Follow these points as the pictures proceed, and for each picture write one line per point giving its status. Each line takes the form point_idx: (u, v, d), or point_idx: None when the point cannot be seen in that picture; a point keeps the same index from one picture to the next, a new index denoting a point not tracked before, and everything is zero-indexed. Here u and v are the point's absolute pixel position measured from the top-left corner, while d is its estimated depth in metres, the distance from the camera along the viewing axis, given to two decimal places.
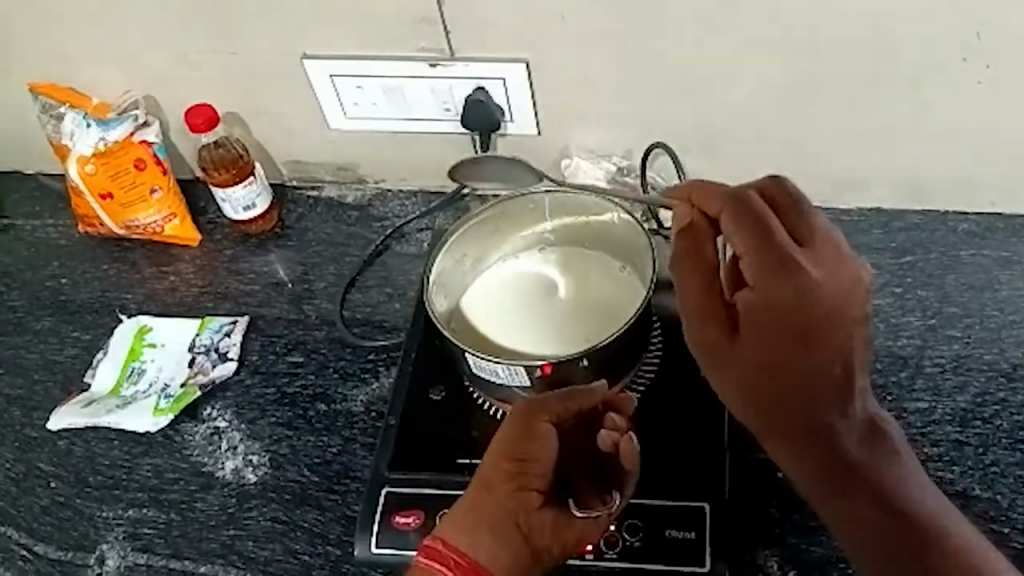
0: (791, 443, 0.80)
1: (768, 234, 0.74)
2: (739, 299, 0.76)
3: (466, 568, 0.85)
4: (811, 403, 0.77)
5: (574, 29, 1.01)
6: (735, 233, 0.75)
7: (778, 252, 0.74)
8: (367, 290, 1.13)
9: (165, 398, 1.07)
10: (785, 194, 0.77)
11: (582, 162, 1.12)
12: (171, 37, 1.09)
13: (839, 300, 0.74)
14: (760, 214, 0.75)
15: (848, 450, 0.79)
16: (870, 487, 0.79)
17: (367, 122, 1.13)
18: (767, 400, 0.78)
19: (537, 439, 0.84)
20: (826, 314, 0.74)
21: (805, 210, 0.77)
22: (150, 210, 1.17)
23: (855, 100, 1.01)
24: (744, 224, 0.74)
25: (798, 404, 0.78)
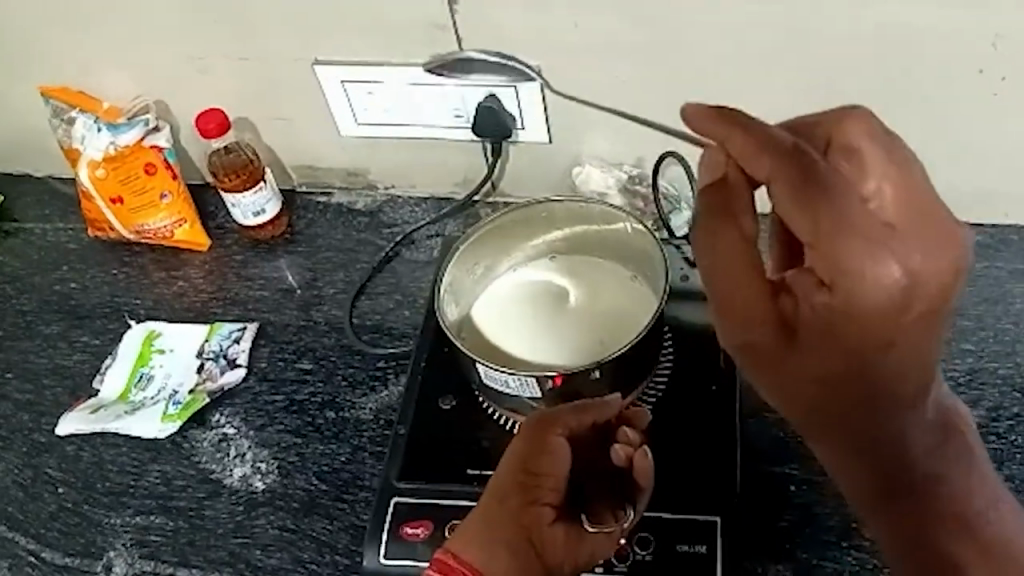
0: (850, 443, 0.75)
1: (842, 215, 0.65)
2: (804, 288, 0.68)
3: None
4: (884, 407, 0.72)
5: (587, 37, 1.00)
6: (796, 210, 0.66)
7: (852, 237, 0.65)
8: (376, 297, 1.13)
9: (173, 404, 1.07)
10: (866, 156, 0.67)
11: (594, 170, 1.11)
12: (183, 41, 1.09)
13: (930, 296, 0.66)
14: (830, 190, 0.65)
15: (913, 451, 0.74)
16: (933, 492, 0.75)
17: (377, 129, 1.12)
18: (829, 404, 0.73)
19: (549, 454, 0.84)
20: (908, 312, 0.67)
21: (887, 180, 0.66)
22: (160, 215, 1.17)
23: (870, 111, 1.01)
24: (810, 200, 0.65)
25: (869, 408, 0.72)
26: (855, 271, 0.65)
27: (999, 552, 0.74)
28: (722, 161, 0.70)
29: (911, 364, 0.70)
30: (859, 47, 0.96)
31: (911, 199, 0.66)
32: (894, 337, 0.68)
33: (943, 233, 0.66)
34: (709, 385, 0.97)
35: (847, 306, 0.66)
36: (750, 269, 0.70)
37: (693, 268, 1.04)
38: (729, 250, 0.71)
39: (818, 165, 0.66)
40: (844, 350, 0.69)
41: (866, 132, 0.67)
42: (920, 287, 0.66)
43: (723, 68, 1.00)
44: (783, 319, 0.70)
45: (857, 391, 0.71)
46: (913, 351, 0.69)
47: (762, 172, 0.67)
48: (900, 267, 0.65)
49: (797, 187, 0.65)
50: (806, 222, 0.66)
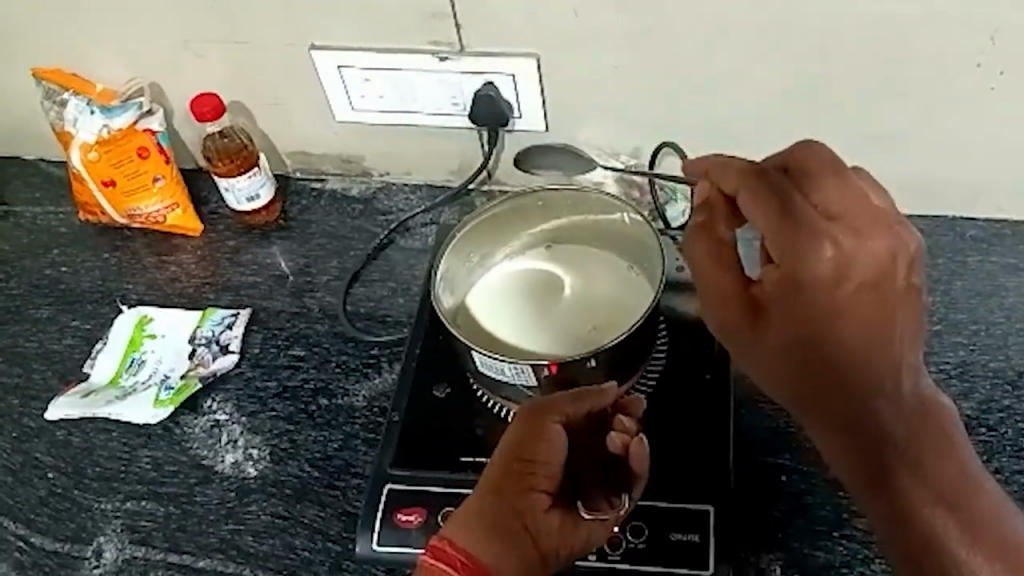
0: (832, 422, 0.76)
1: (791, 211, 0.74)
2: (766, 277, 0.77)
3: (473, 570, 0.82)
4: (855, 378, 0.75)
5: (585, 25, 1.00)
6: (754, 208, 0.74)
7: (799, 227, 0.73)
8: (370, 284, 1.12)
9: (166, 390, 1.06)
10: (815, 165, 0.75)
11: (591, 159, 1.11)
12: (177, 25, 1.07)
13: (873, 276, 0.74)
14: (781, 192, 0.74)
15: (891, 431, 0.74)
16: (918, 468, 0.73)
17: (373, 115, 1.12)
18: (807, 381, 0.77)
19: (546, 440, 0.84)
20: (854, 288, 0.74)
21: (832, 183, 0.74)
22: (152, 199, 1.16)
23: (865, 104, 1.01)
24: (764, 199, 0.74)
25: (840, 378, 0.75)
26: (798, 254, 0.74)
27: (981, 527, 0.70)
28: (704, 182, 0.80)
29: (869, 336, 0.74)
30: (857, 40, 0.96)
31: (854, 196, 0.74)
32: (843, 310, 0.74)
33: (887, 227, 0.74)
34: (704, 374, 0.97)
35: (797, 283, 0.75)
36: (725, 270, 0.80)
37: None
38: (707, 256, 0.81)
39: (772, 176, 0.75)
40: (803, 323, 0.76)
41: (820, 151, 0.76)
42: (864, 269, 0.74)
43: (720, 59, 1.00)
44: (755, 305, 0.79)
45: (822, 364, 0.76)
46: (869, 323, 0.74)
47: (728, 183, 0.77)
48: (839, 249, 0.73)
49: (754, 190, 0.74)
50: (759, 216, 0.74)
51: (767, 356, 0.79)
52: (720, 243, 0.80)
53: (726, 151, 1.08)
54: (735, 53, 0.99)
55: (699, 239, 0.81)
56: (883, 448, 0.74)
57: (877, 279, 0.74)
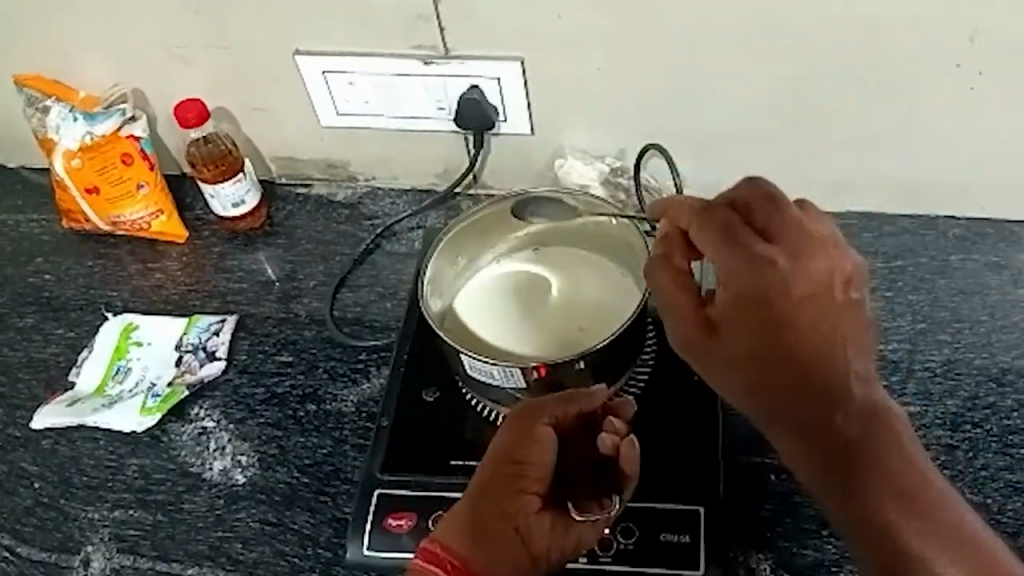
0: (790, 429, 0.78)
1: (733, 233, 0.76)
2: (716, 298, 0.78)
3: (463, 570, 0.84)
4: (806, 386, 0.76)
5: (570, 28, 1.00)
6: (700, 235, 0.78)
7: (743, 247, 0.75)
8: (358, 289, 1.12)
9: (153, 397, 1.05)
10: (759, 191, 0.77)
11: (576, 162, 1.11)
12: (161, 31, 1.07)
13: (814, 288, 0.75)
14: (726, 220, 0.77)
15: (847, 436, 0.75)
16: (876, 471, 0.74)
17: (358, 119, 1.11)
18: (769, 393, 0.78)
19: (537, 443, 0.84)
20: (796, 302, 0.75)
21: (774, 207, 0.77)
22: (137, 206, 1.15)
23: (850, 104, 1.01)
24: (709, 225, 0.77)
25: (794, 387, 0.76)
26: (744, 272, 0.75)
27: (936, 522, 0.72)
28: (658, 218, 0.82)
29: (815, 345, 0.76)
30: (841, 41, 0.97)
31: (793, 219, 0.77)
32: (788, 321, 0.76)
33: (824, 246, 0.76)
34: (692, 374, 0.98)
35: (752, 301, 0.76)
36: (688, 300, 0.81)
37: None
38: (669, 286, 0.81)
39: (715, 206, 0.78)
40: (762, 336, 0.77)
41: (762, 183, 0.78)
42: (804, 282, 0.75)
43: (707, 60, 1.00)
44: (714, 328, 0.80)
45: (777, 372, 0.77)
46: (815, 331, 0.76)
47: (682, 219, 0.79)
48: (781, 265, 0.75)
49: (699, 217, 0.78)
50: (705, 245, 0.77)
51: (725, 372, 0.80)
52: (679, 273, 0.81)
53: (711, 152, 1.09)
54: (722, 55, 1.00)
55: (659, 267, 0.82)
56: (844, 451, 0.75)
57: (820, 291, 0.76)
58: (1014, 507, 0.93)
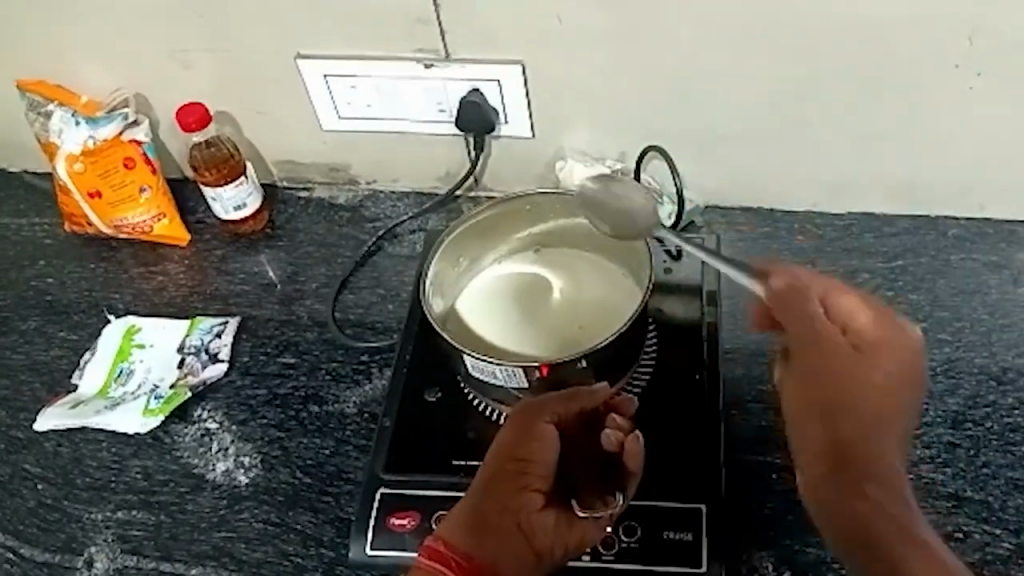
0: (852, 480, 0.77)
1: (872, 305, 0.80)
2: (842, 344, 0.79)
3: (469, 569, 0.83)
4: (880, 442, 0.78)
5: (569, 30, 1.01)
6: (845, 296, 0.80)
7: (880, 316, 0.80)
8: (360, 291, 1.13)
9: (155, 399, 1.05)
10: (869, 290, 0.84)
11: (577, 163, 1.12)
12: (163, 35, 1.08)
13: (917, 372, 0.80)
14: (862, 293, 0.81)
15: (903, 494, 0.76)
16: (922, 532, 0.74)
17: (359, 122, 1.12)
18: (816, 415, 0.79)
19: (539, 440, 0.85)
20: (906, 376, 0.79)
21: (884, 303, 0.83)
22: (139, 209, 1.16)
23: (849, 105, 1.02)
24: (851, 290, 0.80)
25: (868, 440, 0.78)
26: (885, 336, 0.79)
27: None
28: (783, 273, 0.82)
29: (902, 413, 0.79)
30: (839, 41, 0.97)
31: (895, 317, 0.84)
32: (898, 386, 0.78)
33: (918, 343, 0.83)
34: (693, 373, 0.99)
35: (881, 358, 0.78)
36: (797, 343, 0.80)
37: (676, 261, 1.07)
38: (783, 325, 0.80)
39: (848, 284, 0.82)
40: (842, 370, 0.78)
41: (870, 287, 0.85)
42: (914, 363, 0.80)
43: (707, 62, 1.01)
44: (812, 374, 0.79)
45: (861, 423, 0.78)
46: (904, 404, 0.79)
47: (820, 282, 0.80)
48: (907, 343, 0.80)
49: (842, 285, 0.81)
50: (849, 305, 0.80)
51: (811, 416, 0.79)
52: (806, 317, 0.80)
53: (712, 154, 1.09)
54: (721, 55, 1.00)
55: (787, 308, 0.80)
56: (888, 502, 0.75)
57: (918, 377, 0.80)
58: (1016, 504, 0.93)
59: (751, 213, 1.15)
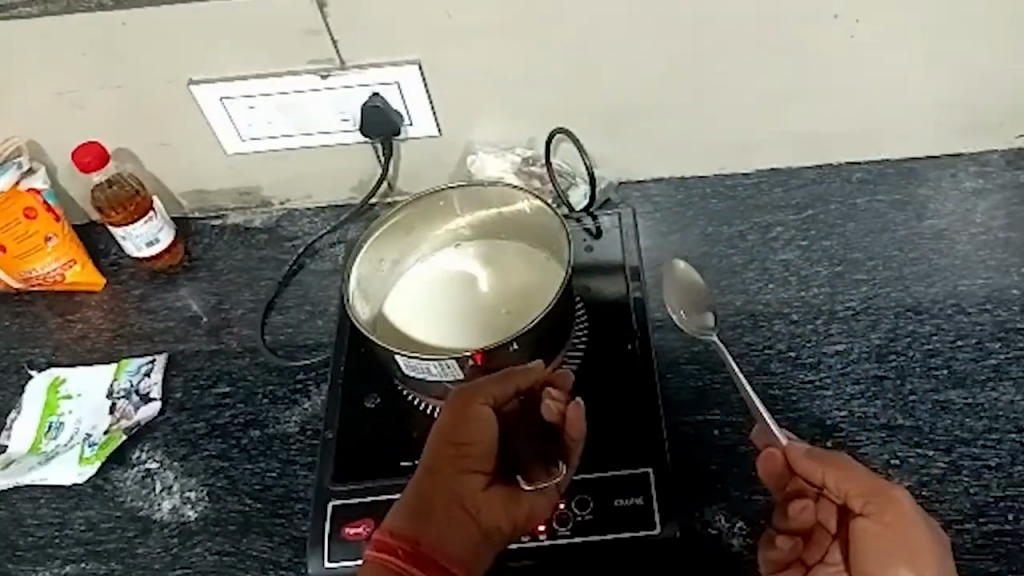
0: None
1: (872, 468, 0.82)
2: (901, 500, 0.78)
3: (419, 557, 0.79)
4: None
5: (461, 25, 1.01)
6: (862, 464, 0.81)
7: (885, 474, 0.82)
8: (287, 310, 1.12)
9: (90, 446, 1.03)
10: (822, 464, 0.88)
11: (488, 156, 1.13)
12: (48, 78, 1.05)
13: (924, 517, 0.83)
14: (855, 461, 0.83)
15: None
16: None
17: (264, 142, 1.11)
18: (907, 549, 0.76)
19: (477, 421, 0.83)
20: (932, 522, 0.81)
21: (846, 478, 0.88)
22: (47, 258, 1.13)
23: (740, 67, 1.05)
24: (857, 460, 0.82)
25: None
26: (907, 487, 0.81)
27: None
28: (808, 455, 0.81)
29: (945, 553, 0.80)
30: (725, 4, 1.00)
31: None
32: (937, 527, 0.80)
33: None
34: (625, 344, 1.02)
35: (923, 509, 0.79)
36: (862, 513, 0.78)
37: (596, 240, 1.11)
38: (848, 484, 0.79)
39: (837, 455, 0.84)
40: (911, 511, 0.77)
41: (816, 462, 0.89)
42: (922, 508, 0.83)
43: (600, 41, 1.03)
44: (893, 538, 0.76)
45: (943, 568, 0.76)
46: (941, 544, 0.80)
47: (841, 456, 0.81)
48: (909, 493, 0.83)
49: (847, 456, 0.82)
50: (867, 468, 0.81)
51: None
52: (859, 480, 0.79)
53: (618, 131, 1.11)
54: (612, 32, 1.02)
55: (844, 477, 0.79)
56: None
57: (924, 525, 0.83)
58: (945, 424, 0.96)
59: (663, 183, 1.17)
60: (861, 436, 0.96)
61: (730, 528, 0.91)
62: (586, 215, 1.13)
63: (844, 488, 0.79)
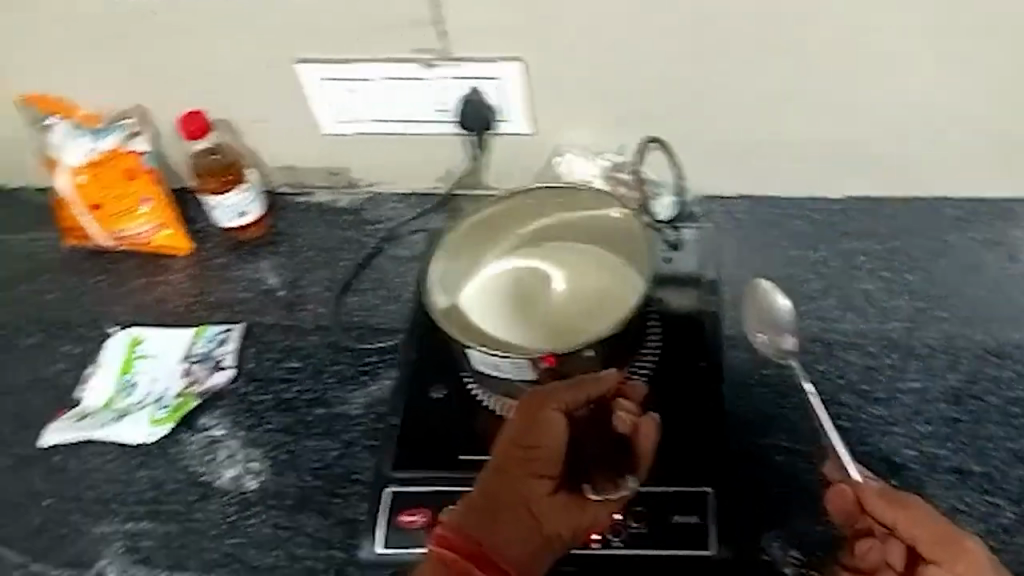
0: None
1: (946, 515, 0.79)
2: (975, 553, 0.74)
3: (477, 556, 0.80)
4: None
5: (564, 26, 1.02)
6: (936, 510, 0.78)
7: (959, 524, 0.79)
8: (363, 293, 1.13)
9: (161, 409, 1.05)
10: None
11: (577, 158, 1.11)
12: (164, 47, 1.10)
13: None
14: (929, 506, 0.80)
15: None
16: None
17: (359, 125, 1.12)
18: None
19: (547, 427, 0.82)
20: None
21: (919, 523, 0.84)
22: (139, 220, 1.16)
23: (837, 85, 1.03)
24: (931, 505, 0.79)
25: None
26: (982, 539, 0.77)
27: None
28: (880, 495, 0.78)
29: None
30: (827, 15, 0.99)
31: None
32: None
33: None
34: (698, 361, 1.00)
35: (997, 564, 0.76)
36: (932, 561, 0.75)
37: (677, 253, 1.10)
38: (920, 530, 0.76)
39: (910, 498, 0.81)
40: (984, 565, 0.74)
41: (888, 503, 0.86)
42: None
43: (696, 46, 1.02)
44: None
45: None
46: None
47: (915, 499, 0.78)
48: None
49: (921, 500, 0.79)
50: (941, 515, 0.78)
51: None
52: (931, 527, 0.76)
53: (713, 143, 1.09)
54: (709, 38, 1.01)
55: (916, 522, 0.76)
56: None
57: None
58: (1019, 473, 0.91)
59: (750, 200, 1.14)
60: (932, 481, 0.91)
61: (786, 557, 0.88)
62: (669, 228, 1.12)
63: (914, 533, 0.76)
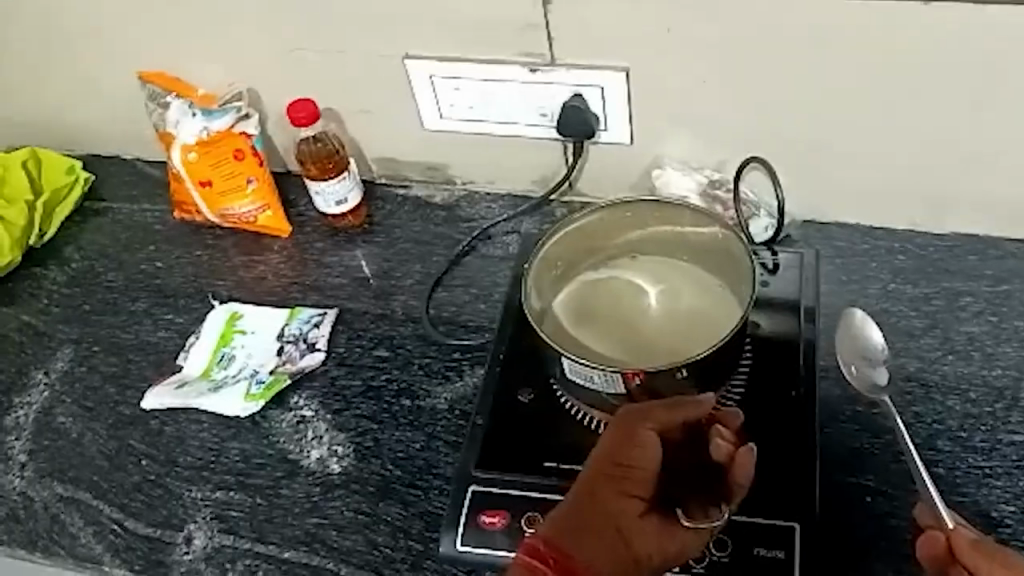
0: None
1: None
2: None
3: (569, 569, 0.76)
4: None
5: (677, 40, 1.01)
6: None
7: None
8: (453, 289, 1.15)
9: (256, 384, 1.09)
10: None
11: (674, 172, 1.11)
12: (279, 31, 1.11)
13: None
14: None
15: None
16: None
17: (462, 123, 1.14)
18: None
19: (642, 446, 0.83)
20: None
21: None
22: (245, 200, 1.19)
23: (949, 118, 1.00)
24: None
25: None
26: None
27: None
28: (975, 546, 0.77)
29: None
30: (943, 47, 0.94)
31: None
32: None
33: None
34: (789, 391, 0.99)
35: None
36: None
37: (773, 276, 1.07)
38: None
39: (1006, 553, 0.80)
40: None
41: None
42: None
43: (805, 66, 0.99)
44: None
45: None
46: None
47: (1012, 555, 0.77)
48: None
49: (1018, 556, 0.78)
50: None
51: None
52: None
53: (820, 170, 1.08)
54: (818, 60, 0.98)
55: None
56: None
57: None
58: None
59: (851, 229, 1.12)
60: None
61: None
62: (765, 249, 1.10)
63: None
